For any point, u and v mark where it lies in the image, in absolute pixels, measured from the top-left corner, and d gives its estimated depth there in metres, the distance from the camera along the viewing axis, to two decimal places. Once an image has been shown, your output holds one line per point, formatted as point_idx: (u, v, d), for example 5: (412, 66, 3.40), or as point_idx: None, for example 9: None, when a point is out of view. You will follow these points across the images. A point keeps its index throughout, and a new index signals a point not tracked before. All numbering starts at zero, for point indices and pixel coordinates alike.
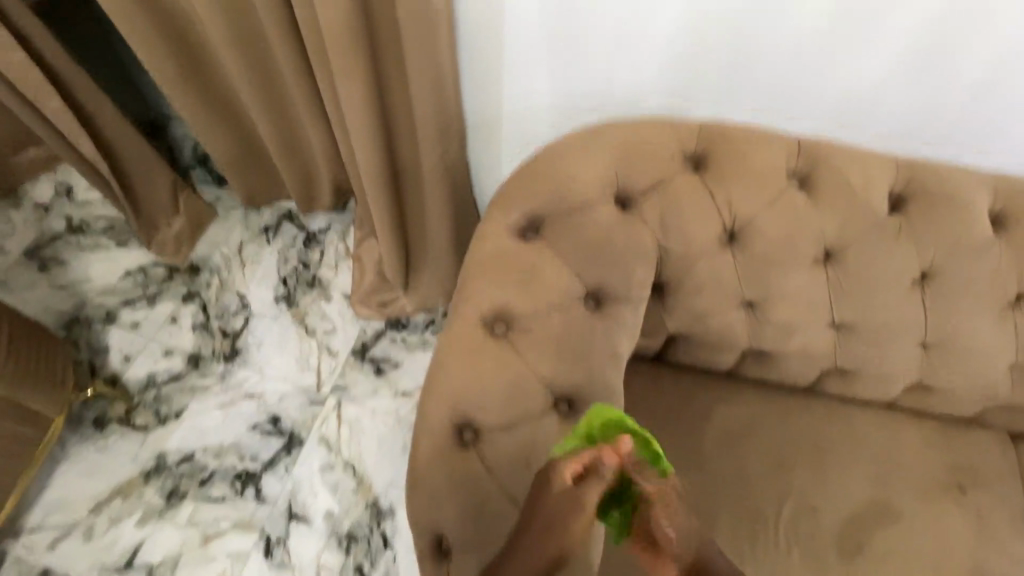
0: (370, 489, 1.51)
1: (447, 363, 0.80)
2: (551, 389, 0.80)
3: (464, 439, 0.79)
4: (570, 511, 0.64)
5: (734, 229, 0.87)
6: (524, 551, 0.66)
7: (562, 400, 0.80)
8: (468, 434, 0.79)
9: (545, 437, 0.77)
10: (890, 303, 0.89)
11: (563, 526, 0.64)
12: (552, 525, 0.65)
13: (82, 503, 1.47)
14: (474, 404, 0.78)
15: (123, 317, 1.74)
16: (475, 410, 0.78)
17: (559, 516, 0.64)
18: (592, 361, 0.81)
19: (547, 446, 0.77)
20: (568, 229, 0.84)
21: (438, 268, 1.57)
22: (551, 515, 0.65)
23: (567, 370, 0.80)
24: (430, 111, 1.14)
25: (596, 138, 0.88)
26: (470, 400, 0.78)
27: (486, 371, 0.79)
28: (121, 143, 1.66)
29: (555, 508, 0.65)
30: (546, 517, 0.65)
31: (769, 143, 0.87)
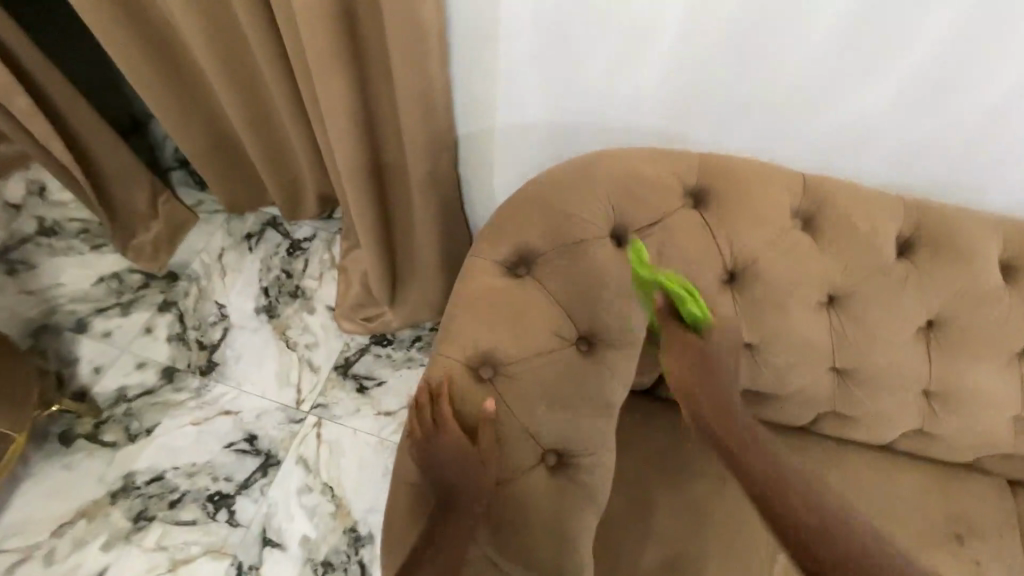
0: (349, 514, 1.46)
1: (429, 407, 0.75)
2: (539, 442, 0.75)
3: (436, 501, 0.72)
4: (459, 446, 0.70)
5: (734, 269, 0.83)
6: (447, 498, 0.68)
7: (549, 452, 0.76)
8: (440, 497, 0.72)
9: (530, 497, 0.73)
10: (892, 349, 0.86)
11: (459, 459, 0.69)
12: (440, 466, 0.70)
13: (44, 524, 1.40)
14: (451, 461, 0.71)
15: (95, 325, 1.66)
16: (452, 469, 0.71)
17: (441, 454, 0.70)
18: (583, 410, 0.76)
19: (531, 505, 0.73)
20: (564, 268, 0.79)
21: (426, 284, 1.52)
22: (434, 458, 0.70)
23: (556, 421, 0.75)
24: (420, 128, 1.09)
25: (592, 168, 0.83)
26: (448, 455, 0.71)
27: (470, 421, 0.73)
28: (95, 144, 1.58)
29: (433, 449, 0.70)
30: (428, 465, 0.70)
31: (774, 180, 0.83)
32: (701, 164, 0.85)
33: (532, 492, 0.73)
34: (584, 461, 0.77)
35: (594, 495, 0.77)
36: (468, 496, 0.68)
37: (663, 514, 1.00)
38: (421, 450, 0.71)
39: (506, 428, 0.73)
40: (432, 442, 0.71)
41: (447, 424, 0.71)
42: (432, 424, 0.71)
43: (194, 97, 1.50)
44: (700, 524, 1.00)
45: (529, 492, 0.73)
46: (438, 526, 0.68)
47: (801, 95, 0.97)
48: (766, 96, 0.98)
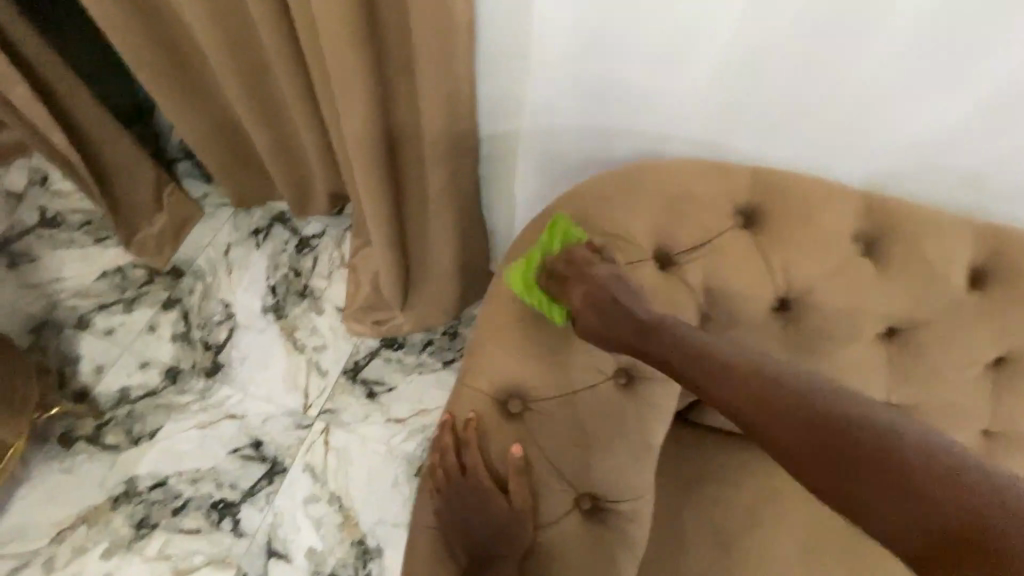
0: (357, 526, 1.41)
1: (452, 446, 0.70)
2: (574, 485, 0.70)
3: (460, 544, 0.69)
4: (474, 491, 0.69)
5: (786, 297, 0.78)
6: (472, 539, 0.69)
7: (585, 496, 0.71)
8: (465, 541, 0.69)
9: (561, 543, 0.69)
10: (954, 386, 0.79)
11: (474, 505, 0.69)
12: (468, 515, 0.69)
13: (44, 529, 1.36)
14: (471, 502, 0.69)
15: (98, 322, 1.61)
16: (474, 511, 0.69)
17: (468, 502, 0.69)
18: (621, 452, 0.71)
19: (563, 552, 0.69)
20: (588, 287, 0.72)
21: (439, 289, 1.45)
22: (462, 507, 0.69)
23: (592, 464, 0.70)
24: (441, 128, 1.02)
25: (632, 184, 0.79)
26: (466, 496, 0.69)
27: (498, 461, 0.70)
28: (97, 134, 1.52)
29: (461, 497, 0.69)
30: (456, 514, 0.69)
31: (838, 202, 0.76)
32: (754, 180, 0.78)
33: (569, 542, 0.70)
34: (623, 506, 0.72)
35: (634, 545, 0.73)
36: (489, 541, 0.68)
37: (693, 549, 0.94)
38: (448, 497, 0.70)
39: (541, 476, 0.69)
40: (459, 491, 0.69)
41: (474, 471, 0.69)
42: (458, 471, 0.70)
43: (200, 87, 1.42)
44: (732, 561, 0.94)
45: (565, 543, 0.69)
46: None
47: (859, 103, 0.89)
48: (819, 104, 0.91)
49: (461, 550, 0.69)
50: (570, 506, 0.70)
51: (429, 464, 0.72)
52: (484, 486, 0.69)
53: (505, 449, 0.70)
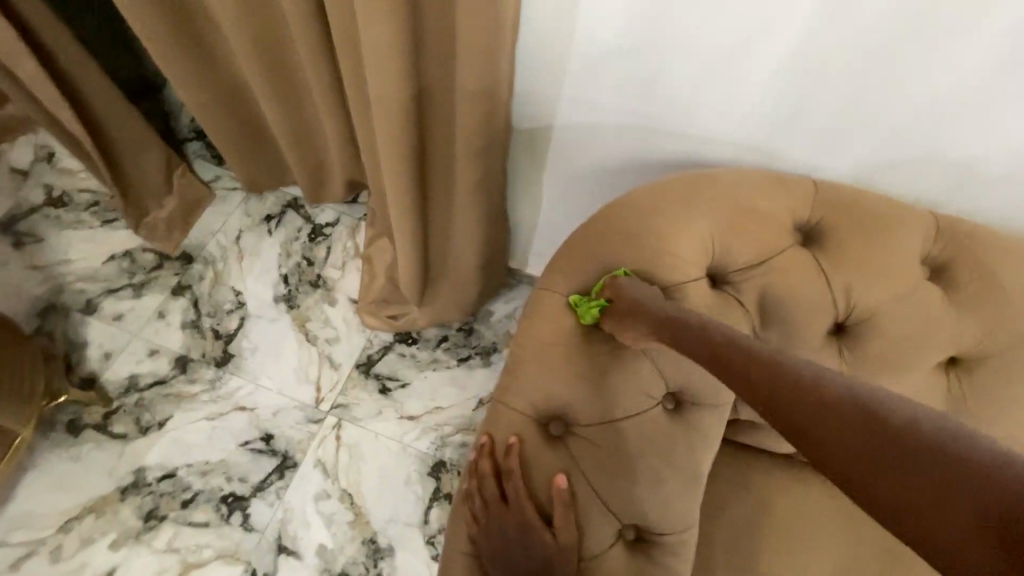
0: (369, 524, 1.39)
1: (489, 472, 0.71)
2: (619, 517, 0.71)
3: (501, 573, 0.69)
4: (514, 525, 0.69)
5: (846, 319, 0.74)
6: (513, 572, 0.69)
7: (629, 527, 0.72)
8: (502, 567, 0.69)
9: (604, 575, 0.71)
10: (1013, 417, 0.76)
11: (514, 540, 0.69)
12: (510, 553, 0.69)
13: (52, 518, 1.34)
14: (511, 534, 0.69)
15: (105, 307, 1.57)
16: (515, 544, 0.69)
17: (508, 536, 0.69)
18: (667, 483, 0.71)
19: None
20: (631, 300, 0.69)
21: (459, 286, 1.40)
22: (503, 542, 0.69)
23: (636, 495, 0.70)
24: (475, 122, 0.98)
25: (683, 196, 0.75)
26: (507, 529, 0.69)
27: (539, 488, 0.70)
28: (106, 111, 1.46)
29: (502, 531, 0.69)
30: (497, 549, 0.69)
31: (908, 225, 0.74)
32: (815, 196, 0.75)
33: (613, 573, 0.71)
34: (667, 537, 0.72)
35: None
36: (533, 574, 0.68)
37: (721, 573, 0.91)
38: (489, 530, 0.70)
39: (585, 509, 0.70)
40: (501, 523, 0.69)
41: (517, 505, 0.69)
42: (500, 503, 0.70)
43: (215, 65, 1.36)
44: None
45: None
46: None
47: (909, 107, 0.83)
48: (880, 115, 0.86)
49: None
50: (613, 541, 0.71)
51: (466, 489, 0.74)
52: (524, 519, 0.69)
53: (548, 479, 0.70)
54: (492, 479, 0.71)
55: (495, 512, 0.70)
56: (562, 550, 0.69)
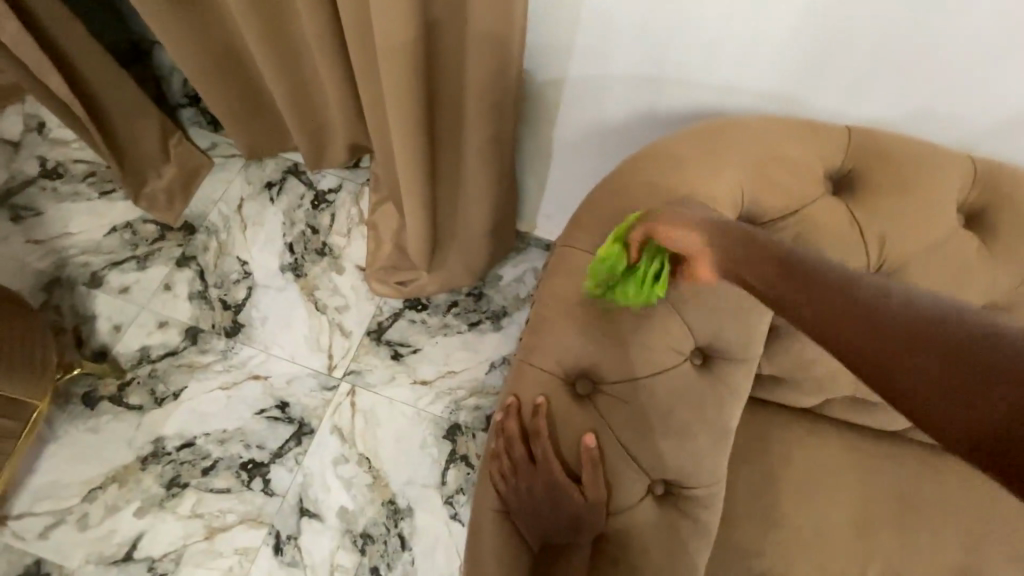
0: (387, 487, 1.41)
1: (515, 437, 0.70)
2: (650, 475, 0.72)
3: (528, 528, 0.70)
4: (542, 485, 0.69)
5: (877, 271, 0.71)
6: (544, 525, 0.69)
7: (659, 482, 0.73)
8: (531, 524, 0.70)
9: (638, 532, 0.71)
10: None
11: (544, 500, 0.69)
12: (539, 509, 0.69)
13: (75, 488, 1.36)
14: (540, 493, 0.69)
15: (111, 280, 1.55)
16: (546, 504, 0.69)
17: (538, 493, 0.69)
18: (697, 441, 0.71)
19: (641, 540, 0.71)
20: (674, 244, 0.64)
21: (469, 250, 1.38)
22: (531, 500, 0.69)
23: (668, 453, 0.71)
24: (488, 74, 0.93)
25: (711, 147, 0.71)
26: (535, 489, 0.69)
27: (568, 449, 0.69)
28: (96, 77, 1.40)
29: (531, 490, 0.69)
30: (526, 508, 0.69)
31: (945, 171, 0.70)
32: (849, 142, 0.72)
33: (642, 528, 0.71)
34: (695, 491, 0.73)
35: (705, 533, 0.74)
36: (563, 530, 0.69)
37: (741, 526, 0.92)
38: (517, 489, 0.70)
39: (614, 467, 0.69)
40: (529, 483, 0.69)
41: (545, 464, 0.68)
42: (527, 463, 0.69)
43: (205, 22, 1.28)
44: (785, 541, 0.91)
45: (638, 531, 0.71)
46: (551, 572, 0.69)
47: (945, 50, 0.79)
48: (913, 60, 0.82)
49: (525, 545, 0.70)
50: (640, 495, 0.72)
51: (491, 449, 0.73)
52: (553, 479, 0.68)
53: (576, 438, 0.69)
54: (519, 438, 0.70)
55: (523, 471, 0.69)
56: (594, 507, 0.69)
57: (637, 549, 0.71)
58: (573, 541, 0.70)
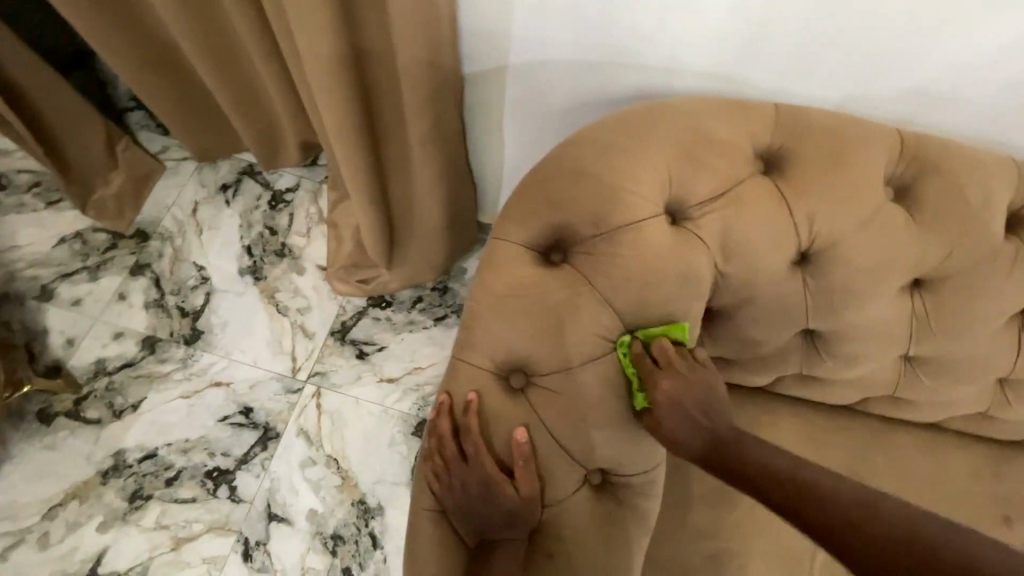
0: (356, 487, 1.40)
1: (449, 437, 0.68)
2: (587, 464, 0.72)
3: (465, 527, 0.69)
4: (475, 484, 0.67)
5: (809, 249, 0.71)
6: (481, 524, 0.68)
7: (595, 471, 0.74)
8: (468, 522, 0.68)
9: (576, 521, 0.72)
10: (979, 339, 0.76)
11: (478, 499, 0.67)
12: (473, 507, 0.67)
13: (34, 507, 1.33)
14: (472, 492, 0.67)
15: (62, 292, 1.51)
16: (479, 502, 0.67)
17: (472, 491, 0.67)
18: (633, 429, 0.71)
19: (579, 528, 0.72)
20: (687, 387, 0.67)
21: (425, 245, 1.35)
22: (465, 498, 0.67)
23: (604, 442, 0.71)
24: (420, 63, 0.90)
25: (638, 129, 0.70)
26: (467, 489, 0.67)
27: (505, 445, 0.69)
28: (29, 82, 1.35)
29: (464, 489, 0.67)
30: (462, 507, 0.67)
31: (874, 144, 0.70)
32: (776, 120, 0.71)
33: (579, 517, 0.72)
34: (633, 476, 0.75)
35: (644, 517, 0.76)
36: (499, 528, 0.68)
37: (699, 509, 0.91)
38: (451, 488, 0.67)
39: (549, 459, 0.70)
40: (463, 482, 0.67)
41: (478, 460, 0.67)
42: (459, 461, 0.67)
43: (136, 20, 1.25)
44: (743, 521, 0.91)
45: (575, 520, 0.72)
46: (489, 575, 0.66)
47: (876, 23, 0.78)
48: (846, 35, 0.80)
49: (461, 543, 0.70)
50: (577, 482, 0.72)
51: (425, 450, 0.70)
52: (485, 478, 0.66)
53: (509, 433, 0.69)
54: (452, 442, 0.68)
55: (456, 472, 0.67)
56: (531, 502, 0.68)
57: (574, 538, 0.71)
58: (509, 538, 0.69)
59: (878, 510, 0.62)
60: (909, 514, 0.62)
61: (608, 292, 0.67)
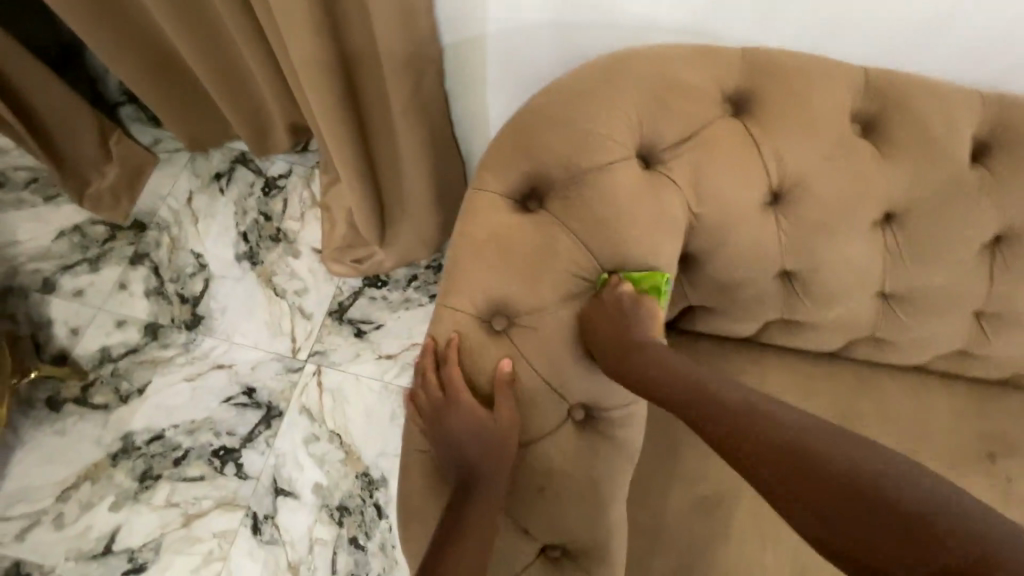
0: (359, 460, 1.43)
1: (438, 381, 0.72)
2: (571, 403, 0.74)
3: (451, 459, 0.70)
4: (459, 411, 0.69)
5: (780, 188, 0.73)
6: (464, 453, 0.69)
7: (577, 408, 0.75)
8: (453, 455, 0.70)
9: (563, 462, 0.74)
10: (951, 272, 0.78)
11: (462, 426, 0.69)
12: (458, 435, 0.69)
13: (47, 490, 1.37)
14: (455, 434, 0.69)
15: (64, 284, 1.54)
16: (462, 435, 0.69)
17: (457, 419, 0.69)
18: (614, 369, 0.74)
19: (566, 469, 0.74)
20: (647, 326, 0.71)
21: (415, 221, 1.37)
22: (451, 427, 0.70)
23: (588, 383, 0.73)
24: (397, 32, 0.91)
25: (609, 78, 0.72)
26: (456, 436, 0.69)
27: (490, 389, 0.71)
28: (19, 78, 1.37)
29: (451, 417, 0.70)
30: (449, 434, 0.70)
31: (839, 82, 0.72)
32: (743, 64, 0.73)
33: (564, 454, 0.74)
34: (615, 416, 0.76)
35: (626, 450, 0.76)
36: (482, 457, 0.69)
37: (688, 456, 0.94)
38: (439, 417, 0.70)
39: (532, 392, 0.72)
40: (450, 411, 0.70)
41: (462, 388, 0.69)
42: (446, 392, 0.70)
43: (121, 11, 1.26)
44: (729, 467, 0.94)
45: (563, 461, 0.74)
46: (465, 505, 0.67)
47: None
48: None
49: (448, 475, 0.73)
50: (559, 418, 0.74)
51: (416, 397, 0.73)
52: (467, 404, 0.69)
53: (493, 364, 0.71)
54: (436, 378, 0.71)
55: (443, 400, 0.70)
56: (514, 432, 0.70)
57: (561, 477, 0.74)
58: (488, 473, 0.69)
59: (785, 434, 0.60)
60: (808, 428, 0.60)
61: (580, 237, 0.71)
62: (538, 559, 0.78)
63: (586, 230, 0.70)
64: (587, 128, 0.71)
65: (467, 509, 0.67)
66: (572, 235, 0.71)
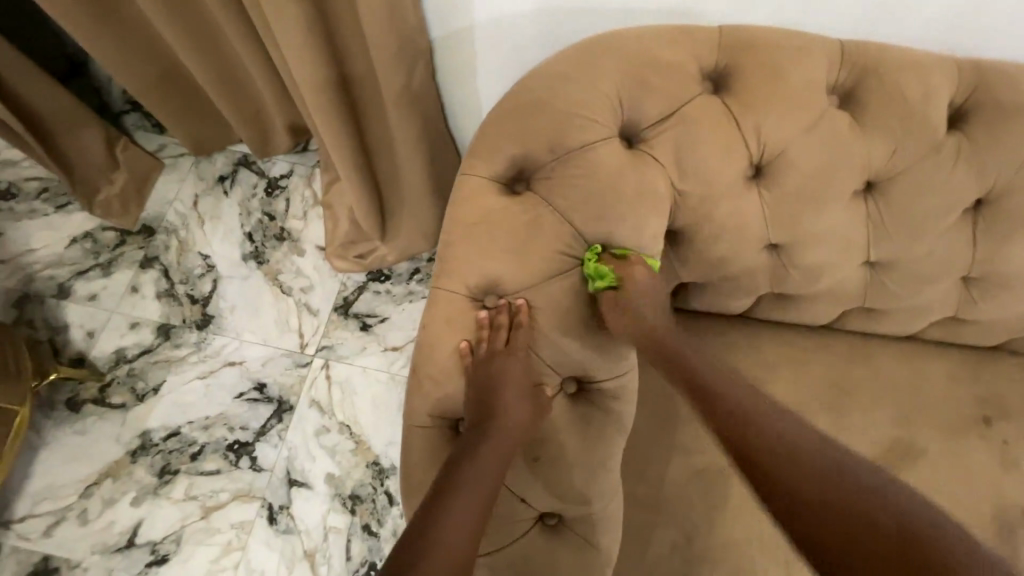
0: (370, 450, 1.46)
1: (437, 360, 0.75)
2: (562, 375, 0.79)
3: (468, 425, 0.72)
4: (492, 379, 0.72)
5: (762, 160, 0.77)
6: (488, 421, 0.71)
7: (569, 380, 0.80)
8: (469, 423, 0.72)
9: (557, 433, 0.77)
10: (932, 236, 0.81)
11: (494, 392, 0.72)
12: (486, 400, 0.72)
13: (71, 487, 1.42)
14: (456, 401, 0.76)
15: (79, 289, 1.59)
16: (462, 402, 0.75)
17: (487, 384, 0.72)
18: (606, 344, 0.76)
19: (561, 440, 0.77)
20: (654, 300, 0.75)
21: (415, 215, 1.40)
22: (481, 392, 0.72)
23: (580, 356, 0.76)
24: (388, 30, 0.94)
25: (591, 61, 0.75)
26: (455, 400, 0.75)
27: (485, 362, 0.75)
28: (26, 92, 1.41)
29: (482, 383, 0.73)
30: (478, 397, 0.72)
31: (814, 54, 0.74)
32: (719, 42, 0.76)
33: (559, 426, 0.78)
34: (606, 388, 0.80)
35: (621, 422, 0.80)
36: (503, 429, 0.70)
37: (685, 429, 0.97)
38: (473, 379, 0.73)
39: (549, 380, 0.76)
40: (483, 377, 0.73)
41: (499, 356, 0.72)
42: (485, 359, 0.73)
43: (122, 22, 1.30)
44: None
45: (558, 433, 0.77)
46: (465, 459, 0.68)
47: None
48: None
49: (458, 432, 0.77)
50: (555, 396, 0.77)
51: (416, 378, 0.76)
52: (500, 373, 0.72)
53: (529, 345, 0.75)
54: (438, 350, 0.75)
55: (481, 364, 0.73)
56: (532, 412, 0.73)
57: (556, 448, 0.77)
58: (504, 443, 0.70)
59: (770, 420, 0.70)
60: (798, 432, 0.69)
61: (566, 217, 0.74)
62: (535, 526, 0.81)
63: (575, 207, 0.74)
64: (573, 110, 0.74)
65: (463, 465, 0.68)
66: (559, 213, 0.74)
